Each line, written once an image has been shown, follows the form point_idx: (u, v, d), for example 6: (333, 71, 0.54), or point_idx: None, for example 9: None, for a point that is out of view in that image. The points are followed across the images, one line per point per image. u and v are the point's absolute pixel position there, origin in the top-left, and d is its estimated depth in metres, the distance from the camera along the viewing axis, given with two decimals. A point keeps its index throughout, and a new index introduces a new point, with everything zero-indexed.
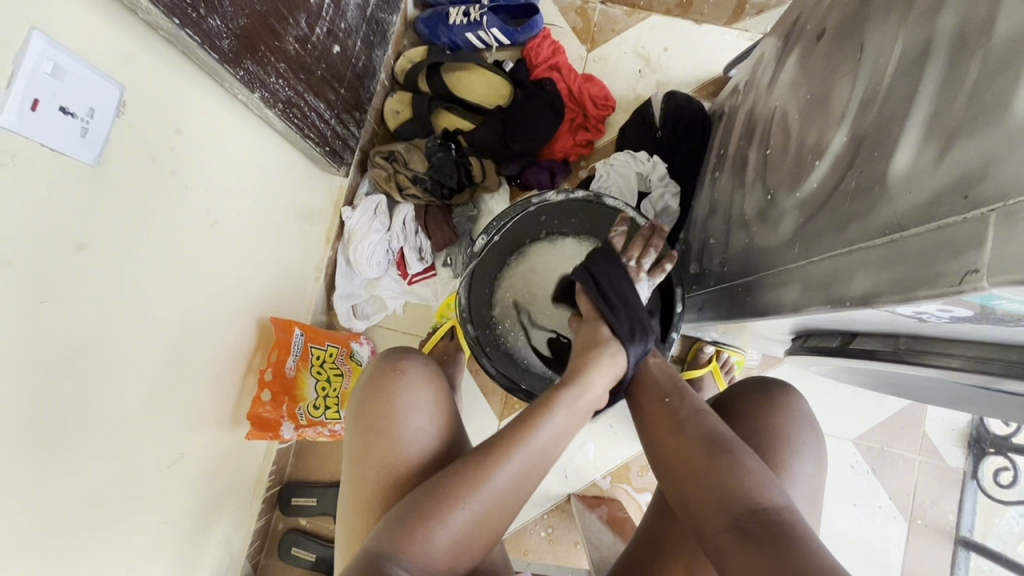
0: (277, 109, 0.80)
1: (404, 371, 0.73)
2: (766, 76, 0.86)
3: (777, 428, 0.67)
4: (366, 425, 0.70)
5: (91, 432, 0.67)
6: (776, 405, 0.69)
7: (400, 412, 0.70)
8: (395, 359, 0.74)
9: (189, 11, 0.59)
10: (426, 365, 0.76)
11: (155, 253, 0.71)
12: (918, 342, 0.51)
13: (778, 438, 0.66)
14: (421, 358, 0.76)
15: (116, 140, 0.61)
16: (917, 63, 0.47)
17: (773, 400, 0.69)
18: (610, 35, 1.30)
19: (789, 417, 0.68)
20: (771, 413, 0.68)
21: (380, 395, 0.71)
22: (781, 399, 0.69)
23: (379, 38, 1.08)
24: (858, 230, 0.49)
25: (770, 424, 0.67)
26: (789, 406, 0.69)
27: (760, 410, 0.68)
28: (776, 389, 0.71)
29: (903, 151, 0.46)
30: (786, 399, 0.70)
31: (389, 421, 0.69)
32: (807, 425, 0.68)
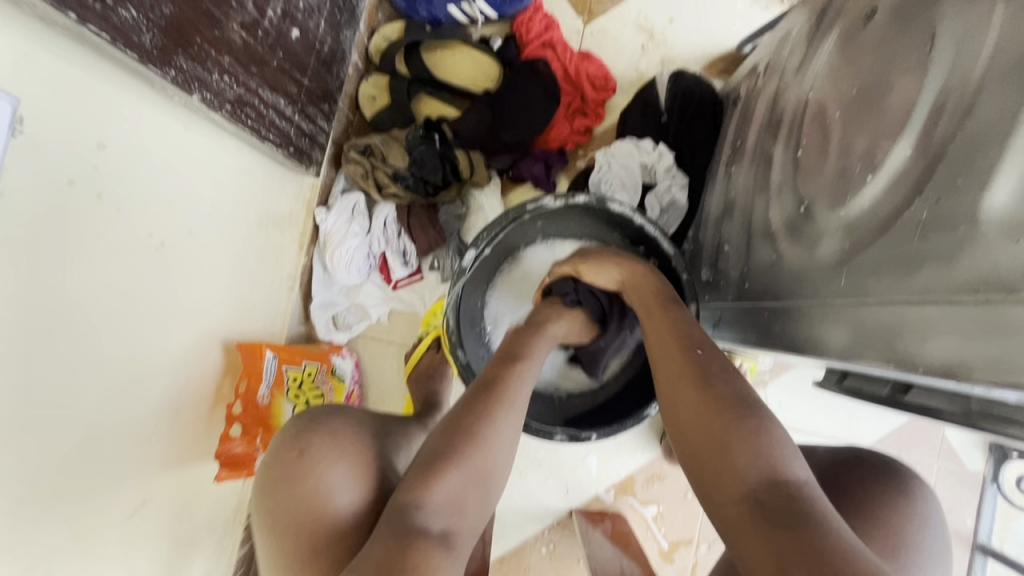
0: (225, 111, 0.67)
1: (309, 451, 0.58)
2: (795, 59, 0.74)
3: (897, 517, 0.54)
4: (282, 524, 0.55)
5: (25, 503, 0.58)
6: (896, 489, 0.57)
7: (320, 493, 0.56)
8: (293, 436, 0.60)
9: (89, 1, 0.47)
10: (336, 431, 0.62)
11: (85, 291, 0.60)
12: (992, 408, 0.42)
13: (897, 526, 0.53)
14: (332, 424, 0.62)
15: (18, 168, 0.49)
16: (1023, 65, 0.37)
17: (892, 482, 0.57)
18: (609, 5, 1.16)
19: (915, 509, 0.55)
20: (892, 496, 0.56)
21: (289, 484, 0.57)
22: (908, 488, 0.57)
23: (346, 16, 0.94)
24: (933, 278, 0.40)
25: (885, 508, 0.55)
26: (915, 499, 0.56)
27: (876, 490, 0.56)
28: (897, 471, 0.59)
29: (1006, 182, 0.36)
30: (912, 488, 0.57)
31: (308, 510, 0.55)
32: (933, 522, 0.56)
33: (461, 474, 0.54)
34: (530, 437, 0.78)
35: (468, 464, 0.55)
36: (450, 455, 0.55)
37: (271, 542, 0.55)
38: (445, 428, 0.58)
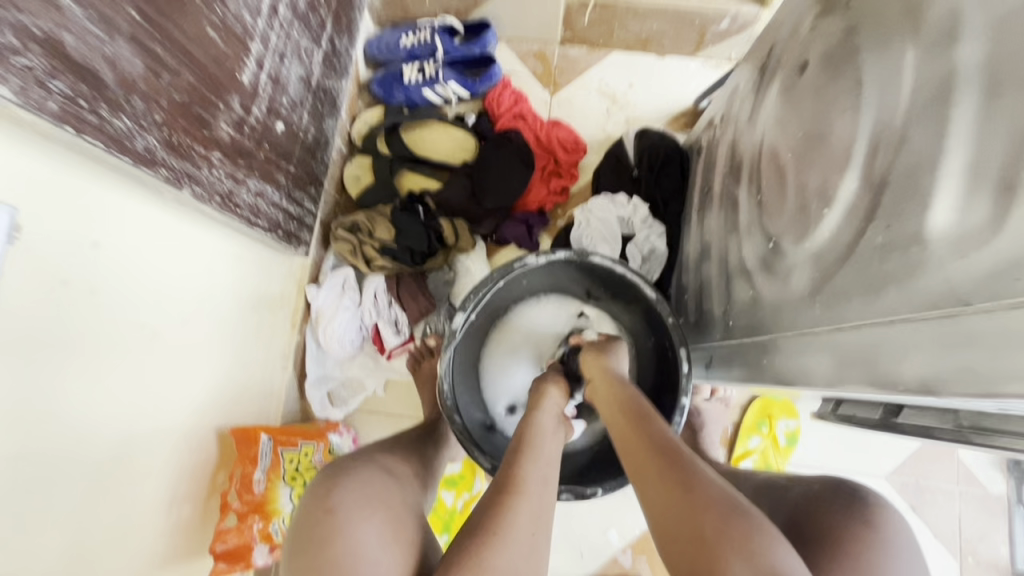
0: (213, 202, 0.70)
1: (339, 508, 0.56)
2: (745, 111, 0.80)
3: (872, 531, 0.55)
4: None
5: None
6: (862, 520, 0.56)
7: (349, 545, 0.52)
8: (322, 490, 0.58)
9: (86, 114, 0.50)
10: (369, 485, 0.60)
11: (76, 388, 0.60)
12: (982, 419, 0.43)
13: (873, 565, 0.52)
14: (360, 478, 0.61)
15: (13, 273, 0.51)
16: (938, 99, 0.40)
17: (858, 514, 0.57)
18: (572, 77, 1.25)
19: (887, 522, 0.56)
20: (857, 528, 0.55)
21: (314, 541, 0.53)
22: (870, 513, 0.57)
23: (328, 106, 1.01)
24: (897, 298, 0.42)
25: (857, 544, 0.54)
26: (877, 524, 0.56)
27: (846, 526, 0.55)
28: (861, 499, 0.58)
29: (943, 204, 0.38)
30: (874, 512, 0.57)
31: (330, 562, 0.51)
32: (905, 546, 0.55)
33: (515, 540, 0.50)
34: None
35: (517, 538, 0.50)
36: (496, 520, 0.51)
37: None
38: (490, 493, 0.55)
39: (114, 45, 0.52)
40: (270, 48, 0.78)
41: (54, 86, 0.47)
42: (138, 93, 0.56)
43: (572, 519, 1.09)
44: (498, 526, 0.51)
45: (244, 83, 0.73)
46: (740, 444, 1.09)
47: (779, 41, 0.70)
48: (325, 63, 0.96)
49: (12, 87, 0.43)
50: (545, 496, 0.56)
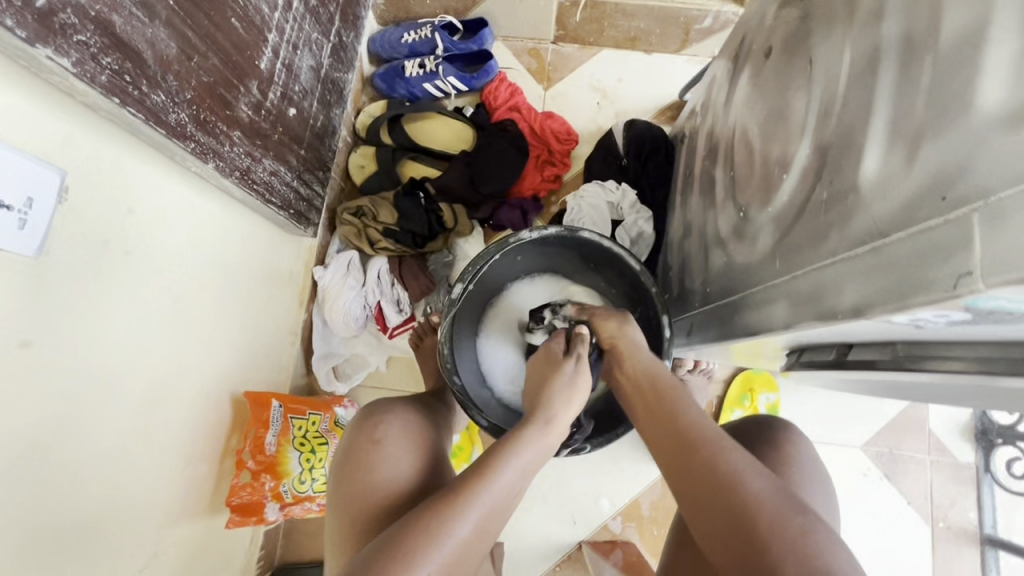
0: (234, 177, 0.77)
1: (384, 441, 0.68)
2: (721, 97, 0.87)
3: (787, 449, 0.67)
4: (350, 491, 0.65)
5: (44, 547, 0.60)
6: (773, 442, 0.68)
7: (391, 469, 0.66)
8: (369, 422, 0.70)
9: (129, 88, 0.57)
10: (406, 422, 0.72)
11: (110, 341, 0.66)
12: (918, 347, 0.49)
13: (780, 471, 0.64)
14: (399, 415, 0.72)
15: (61, 230, 0.58)
16: (869, 70, 0.47)
17: (770, 438, 0.69)
18: (565, 72, 1.33)
19: (796, 445, 0.69)
20: (768, 447, 0.67)
21: (361, 463, 0.67)
22: (779, 437, 0.69)
23: (336, 96, 1.08)
24: (838, 241, 0.48)
25: (767, 455, 0.67)
26: (788, 448, 0.67)
27: (758, 446, 0.68)
28: (773, 427, 0.70)
29: (871, 156, 0.45)
30: (784, 436, 0.69)
31: (368, 464, 0.66)
32: (808, 461, 0.67)
33: (489, 496, 0.55)
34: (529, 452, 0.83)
35: (491, 494, 0.55)
36: (479, 471, 0.56)
37: (338, 507, 0.65)
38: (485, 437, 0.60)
39: (153, 28, 0.59)
40: (285, 38, 0.84)
41: (104, 61, 0.53)
42: (172, 72, 0.62)
43: (565, 488, 1.15)
44: (479, 481, 0.55)
45: (261, 69, 0.79)
46: (724, 416, 1.15)
47: (749, 32, 0.77)
48: (333, 55, 1.03)
49: (70, 60, 0.50)
50: (527, 465, 0.59)
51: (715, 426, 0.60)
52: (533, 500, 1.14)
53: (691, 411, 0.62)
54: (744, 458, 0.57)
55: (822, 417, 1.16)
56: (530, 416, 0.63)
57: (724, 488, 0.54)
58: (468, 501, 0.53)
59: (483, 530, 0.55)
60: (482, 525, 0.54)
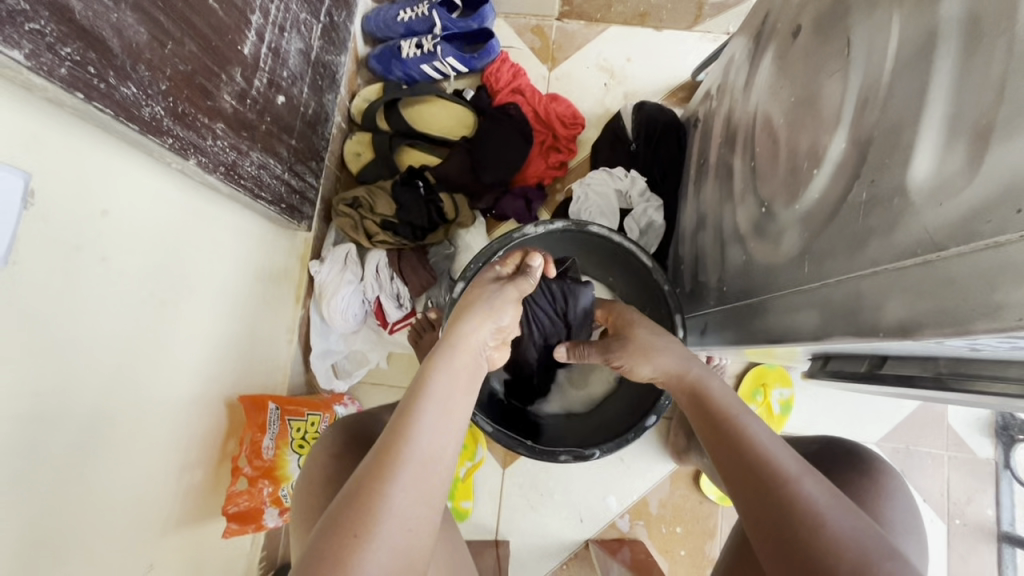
0: (218, 173, 0.72)
1: (344, 451, 0.68)
2: (740, 80, 0.81)
3: (875, 475, 0.61)
4: (312, 499, 0.65)
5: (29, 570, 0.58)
6: (862, 471, 0.61)
7: (348, 475, 0.66)
8: (332, 435, 0.71)
9: (94, 81, 0.51)
10: (367, 432, 0.72)
11: (86, 353, 0.62)
12: (963, 366, 0.44)
13: (868, 502, 0.58)
14: (360, 426, 0.73)
15: (27, 238, 0.53)
16: (921, 56, 0.42)
17: (859, 466, 0.62)
18: (571, 51, 1.25)
19: (886, 468, 0.62)
20: (858, 477, 0.60)
21: (319, 471, 0.67)
22: (870, 467, 0.62)
23: (327, 81, 1.02)
24: (880, 250, 0.43)
25: (849, 480, 0.60)
26: (871, 471, 0.61)
27: (848, 473, 0.61)
28: (860, 455, 0.64)
29: (923, 157, 0.40)
30: (873, 466, 0.62)
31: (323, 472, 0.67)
32: (901, 499, 0.60)
33: (407, 470, 0.50)
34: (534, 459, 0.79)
35: (409, 467, 0.50)
36: (389, 464, 0.50)
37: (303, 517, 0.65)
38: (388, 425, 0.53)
39: (119, 12, 0.53)
40: (270, 20, 0.78)
41: (63, 52, 0.48)
42: (143, 61, 0.57)
43: (571, 486, 1.12)
44: (390, 463, 0.50)
45: (245, 54, 0.74)
46: None
47: (773, 10, 0.71)
48: (324, 37, 0.97)
49: (23, 52, 0.44)
50: (440, 418, 0.54)
51: (787, 451, 0.55)
52: (539, 498, 1.12)
53: (759, 434, 0.57)
54: (821, 489, 0.51)
55: (837, 413, 1.13)
56: (437, 368, 0.57)
57: (784, 505, 0.50)
58: (385, 494, 0.48)
59: (421, 505, 0.50)
60: (411, 506, 0.49)
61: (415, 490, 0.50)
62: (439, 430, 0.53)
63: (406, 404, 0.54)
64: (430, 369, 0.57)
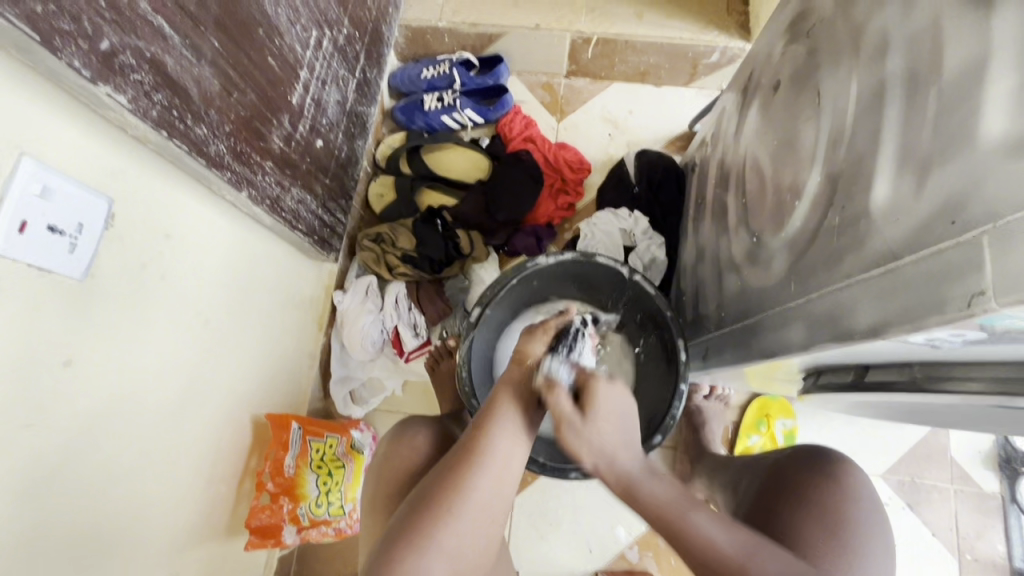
0: (264, 205, 0.81)
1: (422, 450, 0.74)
2: (731, 128, 0.90)
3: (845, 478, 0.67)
4: (384, 491, 0.70)
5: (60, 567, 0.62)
6: (831, 478, 0.67)
7: (421, 469, 0.71)
8: (407, 432, 0.76)
9: (177, 122, 0.61)
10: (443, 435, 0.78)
11: (139, 365, 0.67)
12: (933, 367, 0.50)
13: (827, 503, 0.64)
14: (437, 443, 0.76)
15: (107, 253, 0.61)
16: (873, 104, 0.50)
17: (827, 473, 0.67)
18: (577, 105, 1.37)
19: (851, 479, 0.67)
20: (825, 482, 0.66)
21: (398, 461, 0.72)
22: (834, 470, 0.68)
23: (359, 129, 1.12)
24: (851, 265, 0.50)
25: (823, 487, 0.66)
26: (844, 479, 0.67)
27: (828, 478, 0.67)
28: (834, 460, 0.69)
29: (879, 186, 0.47)
30: (840, 470, 0.67)
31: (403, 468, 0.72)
32: (864, 501, 0.65)
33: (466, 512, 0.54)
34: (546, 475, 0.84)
35: (467, 505, 0.55)
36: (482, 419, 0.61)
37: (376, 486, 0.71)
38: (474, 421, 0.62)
39: (199, 67, 0.63)
40: (315, 75, 0.89)
41: (156, 98, 0.57)
42: (214, 108, 0.67)
43: (581, 517, 1.13)
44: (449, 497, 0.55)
45: (293, 103, 0.84)
46: (741, 442, 1.14)
47: (757, 68, 0.81)
48: (358, 90, 1.08)
49: (126, 97, 0.54)
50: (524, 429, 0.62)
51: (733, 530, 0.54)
52: (549, 527, 1.13)
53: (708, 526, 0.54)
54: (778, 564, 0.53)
55: (842, 446, 1.15)
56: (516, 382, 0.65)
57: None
58: (473, 476, 0.56)
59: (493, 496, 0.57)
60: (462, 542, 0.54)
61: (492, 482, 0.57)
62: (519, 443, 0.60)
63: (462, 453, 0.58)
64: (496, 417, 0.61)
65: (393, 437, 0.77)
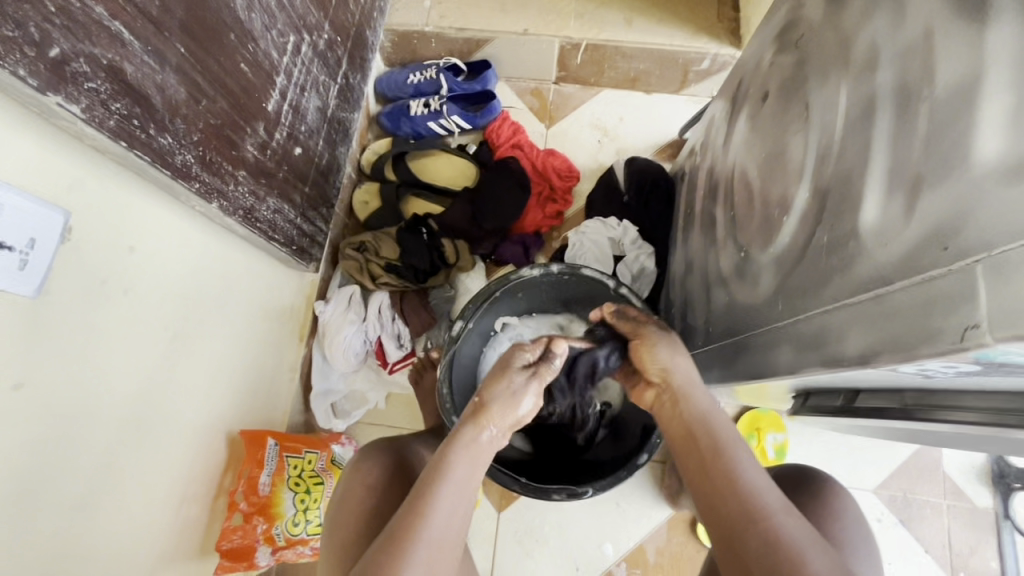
0: (236, 216, 0.78)
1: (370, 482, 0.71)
2: (720, 138, 0.88)
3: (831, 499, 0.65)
4: (338, 539, 0.67)
5: None
6: (815, 495, 0.65)
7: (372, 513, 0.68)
8: (359, 471, 0.73)
9: (138, 132, 0.58)
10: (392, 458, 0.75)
11: (100, 384, 0.64)
12: (927, 396, 0.48)
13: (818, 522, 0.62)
14: (384, 470, 0.73)
15: (63, 269, 0.58)
16: (862, 119, 0.48)
17: (811, 490, 0.66)
18: (567, 113, 1.35)
19: (838, 500, 0.65)
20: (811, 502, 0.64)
21: (347, 500, 0.70)
22: (820, 490, 0.66)
23: (341, 135, 1.10)
24: (839, 287, 0.48)
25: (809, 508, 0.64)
26: (832, 500, 0.65)
27: (814, 495, 0.65)
28: (819, 478, 0.67)
29: (868, 206, 0.45)
30: (826, 491, 0.66)
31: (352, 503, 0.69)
32: (852, 524, 0.63)
33: (419, 553, 0.54)
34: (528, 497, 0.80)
35: (418, 552, 0.54)
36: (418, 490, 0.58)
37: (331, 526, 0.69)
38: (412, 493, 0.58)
39: (163, 74, 0.60)
40: (293, 81, 0.87)
41: (113, 107, 0.55)
42: (180, 116, 0.64)
43: (567, 533, 1.11)
44: (403, 544, 0.54)
45: (269, 110, 0.81)
46: None
47: (746, 77, 0.79)
48: (340, 96, 1.06)
49: (79, 106, 0.51)
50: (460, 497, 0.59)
51: (772, 489, 0.57)
52: (535, 543, 1.10)
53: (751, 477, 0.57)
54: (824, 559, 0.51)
55: (833, 460, 1.13)
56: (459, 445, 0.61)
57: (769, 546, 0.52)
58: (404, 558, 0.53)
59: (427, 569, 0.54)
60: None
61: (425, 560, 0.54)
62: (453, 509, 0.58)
63: (418, 496, 0.57)
64: (448, 457, 0.60)
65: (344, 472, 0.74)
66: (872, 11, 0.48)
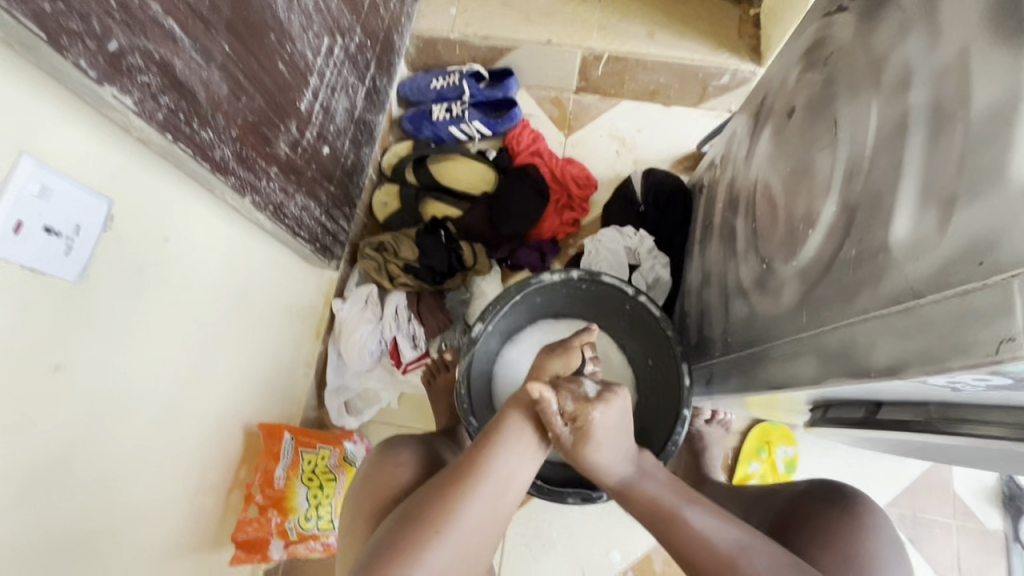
0: (267, 212, 0.80)
1: (404, 462, 0.72)
2: (742, 151, 0.89)
3: (860, 508, 0.66)
4: (367, 508, 0.68)
5: None
6: (839, 507, 0.66)
7: (406, 485, 0.69)
8: (389, 451, 0.75)
9: (182, 125, 0.60)
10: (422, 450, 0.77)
11: (129, 371, 0.65)
12: (950, 411, 0.49)
13: (842, 531, 0.63)
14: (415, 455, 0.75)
15: (102, 256, 0.59)
16: (894, 136, 0.49)
17: (834, 502, 0.66)
18: (585, 121, 1.37)
19: (867, 510, 0.65)
20: (839, 512, 0.65)
21: (381, 477, 0.71)
22: (847, 500, 0.67)
23: (366, 137, 1.12)
24: (868, 300, 0.49)
25: (837, 517, 0.64)
26: (861, 509, 0.66)
27: (833, 511, 0.65)
28: (842, 491, 0.68)
29: (900, 221, 0.46)
30: (853, 501, 0.66)
31: (388, 478, 0.70)
32: (883, 535, 0.64)
33: (481, 495, 0.55)
34: (543, 499, 0.81)
35: (487, 487, 0.55)
36: (487, 434, 0.59)
37: (357, 505, 0.70)
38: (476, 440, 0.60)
39: (208, 71, 0.62)
40: (324, 82, 0.89)
41: (162, 100, 0.56)
42: (221, 111, 0.66)
43: (576, 540, 1.11)
44: (467, 481, 0.55)
45: (302, 110, 0.83)
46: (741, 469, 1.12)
47: (770, 92, 0.81)
48: (367, 98, 1.08)
49: (132, 98, 0.53)
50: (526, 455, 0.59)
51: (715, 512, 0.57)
52: (543, 549, 1.11)
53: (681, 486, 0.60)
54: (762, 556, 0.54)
55: (843, 476, 1.13)
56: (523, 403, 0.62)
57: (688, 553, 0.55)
58: (465, 497, 0.54)
59: (485, 521, 0.55)
60: (480, 522, 0.54)
61: (488, 503, 0.55)
62: (521, 461, 0.58)
63: (490, 432, 0.59)
64: (516, 411, 0.62)
65: (371, 458, 0.76)
66: (906, 32, 0.50)
